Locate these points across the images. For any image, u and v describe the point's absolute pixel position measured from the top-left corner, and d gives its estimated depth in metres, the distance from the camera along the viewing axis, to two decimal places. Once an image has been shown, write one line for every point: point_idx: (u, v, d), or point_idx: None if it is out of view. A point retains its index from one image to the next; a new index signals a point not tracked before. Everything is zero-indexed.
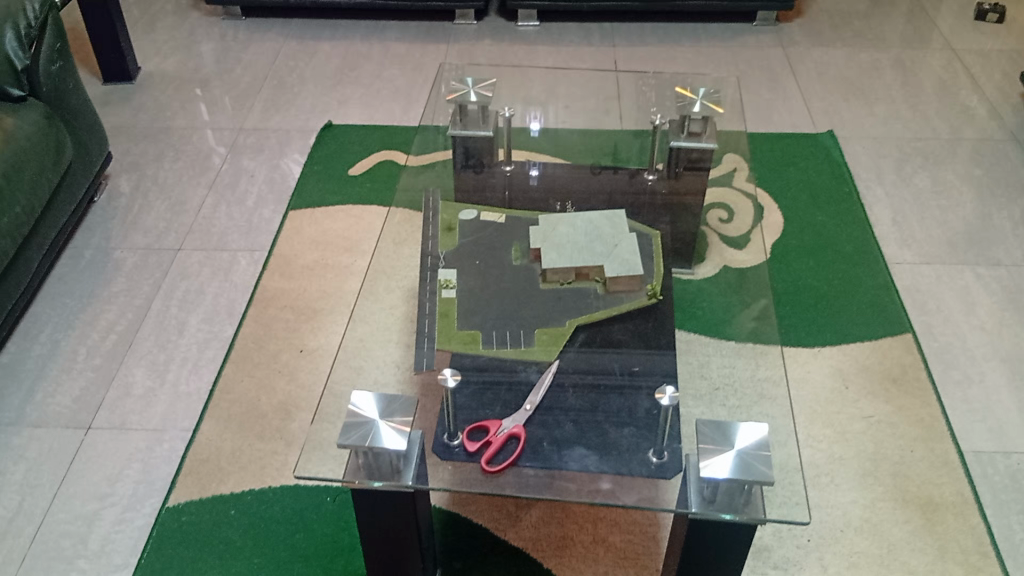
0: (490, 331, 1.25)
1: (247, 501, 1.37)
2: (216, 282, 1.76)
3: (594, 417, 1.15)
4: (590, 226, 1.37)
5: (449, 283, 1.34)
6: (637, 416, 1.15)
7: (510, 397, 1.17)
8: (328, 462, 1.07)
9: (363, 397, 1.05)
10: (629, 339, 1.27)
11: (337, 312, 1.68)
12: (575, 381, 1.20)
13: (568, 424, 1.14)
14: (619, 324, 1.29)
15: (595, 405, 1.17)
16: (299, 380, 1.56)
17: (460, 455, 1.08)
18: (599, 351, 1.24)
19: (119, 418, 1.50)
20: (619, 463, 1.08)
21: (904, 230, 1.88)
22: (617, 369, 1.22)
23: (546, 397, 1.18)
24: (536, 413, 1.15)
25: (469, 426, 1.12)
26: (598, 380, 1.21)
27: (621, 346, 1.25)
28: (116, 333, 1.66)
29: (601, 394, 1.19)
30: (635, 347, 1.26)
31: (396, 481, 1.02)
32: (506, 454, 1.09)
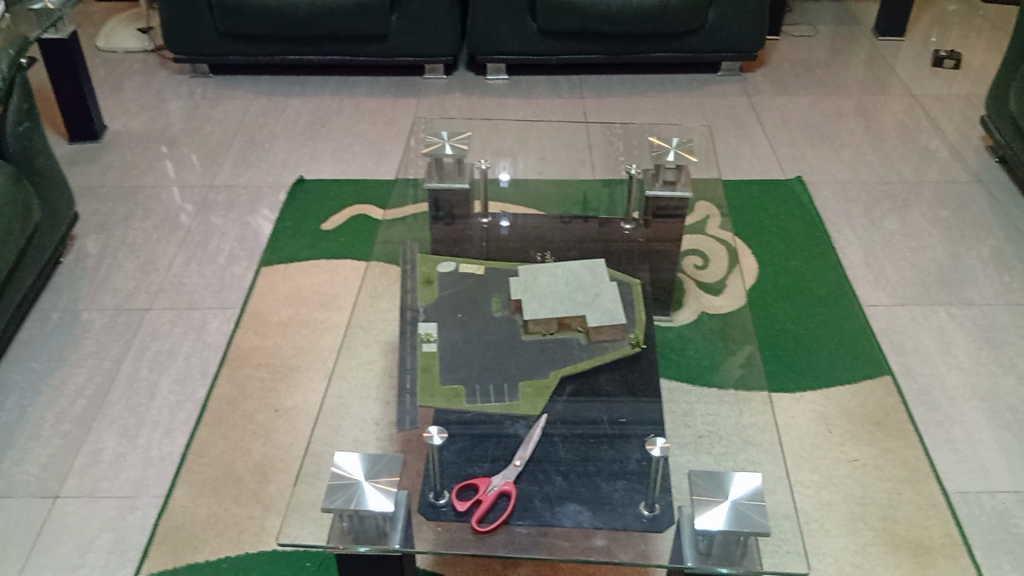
0: (474, 384, 1.23)
1: (223, 568, 1.32)
2: (189, 342, 1.72)
3: (586, 471, 1.13)
4: (570, 276, 1.37)
5: (430, 337, 1.32)
6: (629, 468, 1.13)
7: (498, 453, 1.15)
8: (309, 526, 1.04)
9: (347, 458, 1.02)
10: (617, 390, 1.25)
11: (314, 369, 1.65)
12: (565, 435, 1.18)
13: (560, 479, 1.11)
14: (605, 373, 1.27)
15: (586, 458, 1.15)
16: (275, 440, 1.52)
17: (450, 515, 1.05)
18: (588, 403, 1.22)
19: (88, 485, 1.45)
20: (613, 517, 1.06)
21: (876, 273, 1.90)
22: (606, 421, 1.20)
23: (535, 452, 1.15)
24: (526, 468, 1.12)
25: (457, 484, 1.09)
26: (588, 434, 1.19)
27: (609, 396, 1.24)
28: (85, 397, 1.61)
29: (592, 446, 1.17)
30: (623, 397, 1.24)
31: (382, 546, 0.99)
32: (498, 513, 1.06)
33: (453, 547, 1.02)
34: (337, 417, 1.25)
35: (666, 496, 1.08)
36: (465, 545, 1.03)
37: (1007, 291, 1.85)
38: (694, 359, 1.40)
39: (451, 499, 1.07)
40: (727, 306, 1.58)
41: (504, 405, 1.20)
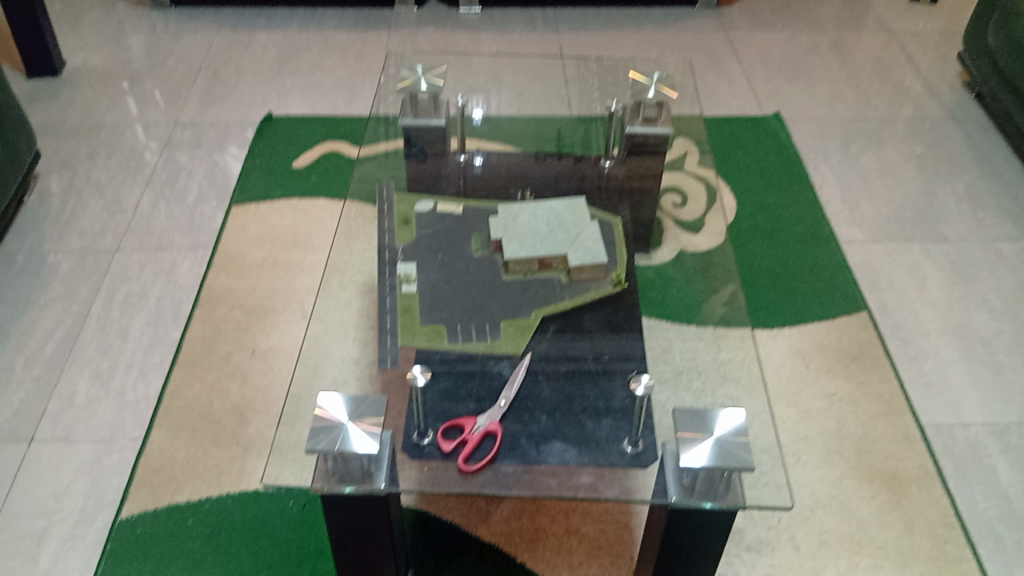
0: (454, 324, 1.23)
1: (204, 509, 1.31)
2: (160, 284, 1.69)
3: (570, 410, 1.13)
4: (551, 215, 1.35)
5: (410, 278, 1.31)
6: (614, 407, 1.14)
7: (483, 393, 1.15)
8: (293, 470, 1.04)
9: (330, 398, 1.00)
10: (600, 329, 1.26)
11: (289, 310, 1.63)
12: (550, 374, 1.18)
13: (545, 418, 1.12)
14: (588, 314, 1.27)
15: (570, 397, 1.15)
16: (253, 382, 1.50)
17: (435, 456, 1.05)
18: (571, 343, 1.23)
19: (63, 429, 1.43)
20: (598, 455, 1.07)
21: (852, 209, 1.90)
22: (590, 360, 1.21)
23: (520, 391, 1.15)
24: (511, 408, 1.12)
25: (442, 425, 1.09)
26: (572, 373, 1.19)
27: (593, 335, 1.25)
28: (55, 341, 1.57)
29: (576, 385, 1.17)
30: (606, 336, 1.25)
31: (368, 487, 0.98)
32: (483, 453, 1.05)
33: (437, 486, 1.02)
34: (316, 358, 1.24)
35: (651, 435, 1.08)
36: (450, 485, 1.02)
37: (981, 227, 1.86)
38: (677, 300, 1.42)
39: (435, 438, 1.08)
40: (708, 245, 1.57)
41: (486, 345, 1.20)
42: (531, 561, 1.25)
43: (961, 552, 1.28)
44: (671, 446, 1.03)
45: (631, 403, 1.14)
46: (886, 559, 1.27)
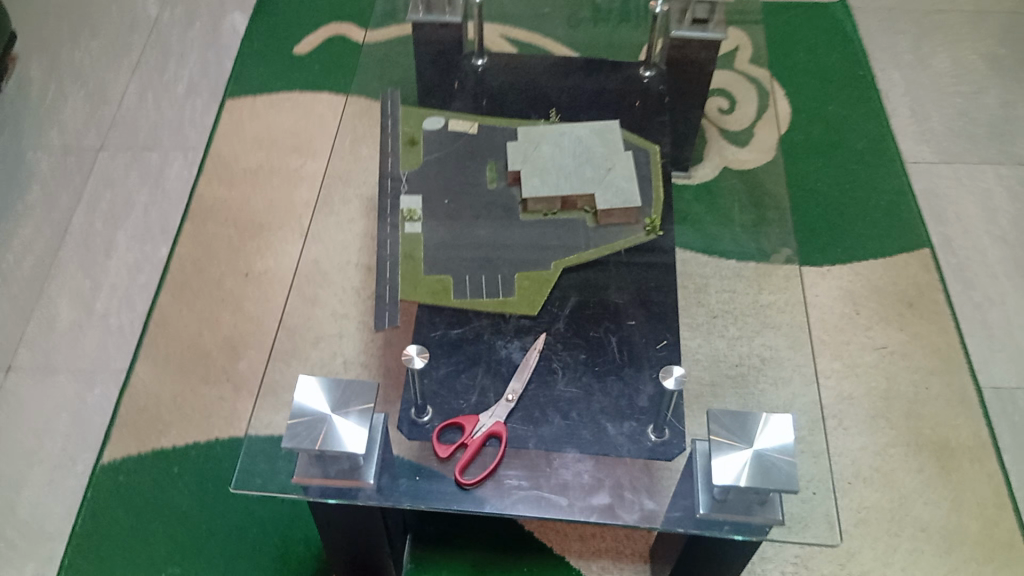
0: (462, 275, 1.08)
1: (192, 457, 1.22)
2: (147, 192, 1.54)
3: (586, 409, 0.99)
4: (577, 145, 1.15)
5: (414, 215, 1.14)
6: (639, 407, 0.99)
7: (487, 380, 1.01)
8: (265, 461, 0.89)
9: (308, 382, 0.87)
10: (627, 304, 1.10)
11: (287, 227, 1.48)
12: (567, 365, 1.03)
13: (558, 420, 0.97)
14: (614, 285, 1.11)
15: (588, 393, 1.01)
16: (246, 311, 1.37)
17: (427, 461, 0.90)
18: (592, 326, 1.08)
19: (42, 358, 1.32)
20: (619, 472, 0.92)
21: (920, 123, 1.68)
22: (614, 346, 1.06)
23: (531, 382, 1.01)
24: (519, 405, 0.98)
25: (438, 424, 0.94)
26: (593, 360, 1.04)
27: (619, 313, 1.09)
28: (33, 255, 1.45)
29: (596, 376, 1.03)
30: (636, 313, 1.10)
31: (353, 500, 0.85)
32: (485, 460, 0.91)
33: (433, 500, 0.87)
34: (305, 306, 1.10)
35: (673, 448, 0.94)
36: (442, 500, 0.87)
37: None
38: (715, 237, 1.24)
39: (436, 417, 0.97)
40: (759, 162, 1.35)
41: (498, 304, 1.06)
42: (541, 531, 1.16)
43: (1013, 537, 1.16)
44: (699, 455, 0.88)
45: (658, 400, 0.99)
46: (928, 542, 1.15)
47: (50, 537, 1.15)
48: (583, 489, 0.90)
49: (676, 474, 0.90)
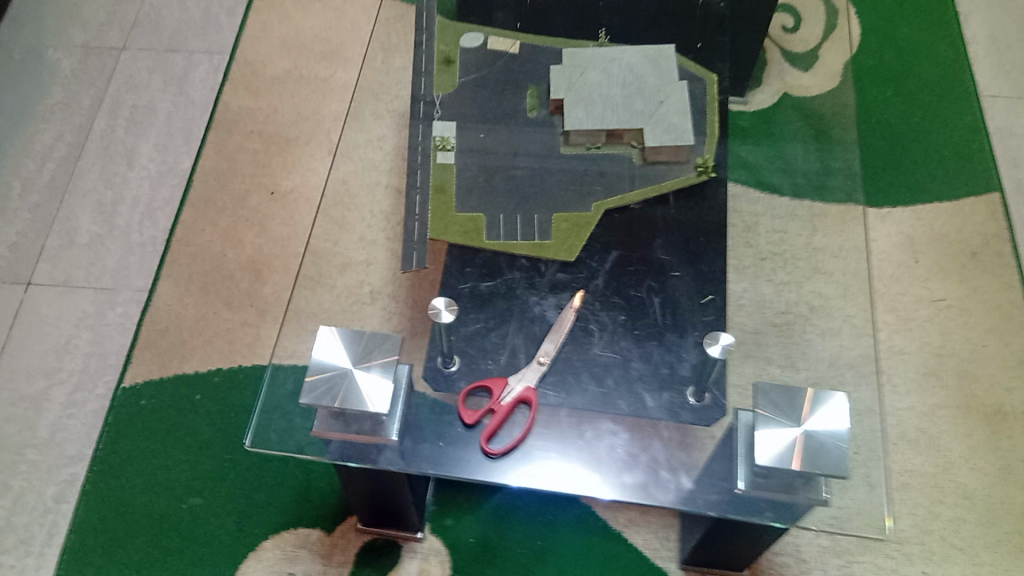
0: (496, 214, 0.99)
1: (215, 384, 1.19)
2: (170, 98, 1.47)
3: (624, 376, 0.90)
4: (629, 74, 1.05)
5: (446, 144, 1.05)
6: (681, 377, 0.91)
7: (518, 339, 0.93)
8: (281, 418, 0.85)
9: (328, 334, 0.82)
10: (676, 260, 1.00)
11: (315, 143, 1.40)
12: (605, 327, 0.94)
13: (593, 387, 0.89)
14: (661, 238, 1.01)
15: (626, 359, 0.92)
16: (271, 232, 1.32)
17: (451, 427, 0.85)
18: (635, 284, 0.98)
19: (63, 272, 1.29)
20: (655, 449, 0.85)
21: (1001, 52, 1.54)
22: (656, 306, 0.96)
23: (567, 341, 0.92)
24: (551, 369, 0.90)
25: (467, 386, 0.88)
26: (634, 323, 0.95)
27: (665, 271, 0.99)
28: (53, 162, 1.40)
29: (637, 341, 0.93)
30: (683, 271, 0.99)
31: (373, 464, 0.82)
32: (513, 428, 0.85)
33: (456, 469, 0.82)
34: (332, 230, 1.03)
35: (717, 419, 0.86)
36: (467, 472, 0.82)
37: None
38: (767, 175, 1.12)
39: (463, 366, 0.90)
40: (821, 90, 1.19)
41: (534, 247, 0.97)
42: None
43: None
44: (743, 431, 0.83)
45: (701, 371, 0.90)
46: (972, 512, 1.10)
47: (70, 460, 1.14)
48: (614, 463, 0.83)
49: (722, 455, 0.83)
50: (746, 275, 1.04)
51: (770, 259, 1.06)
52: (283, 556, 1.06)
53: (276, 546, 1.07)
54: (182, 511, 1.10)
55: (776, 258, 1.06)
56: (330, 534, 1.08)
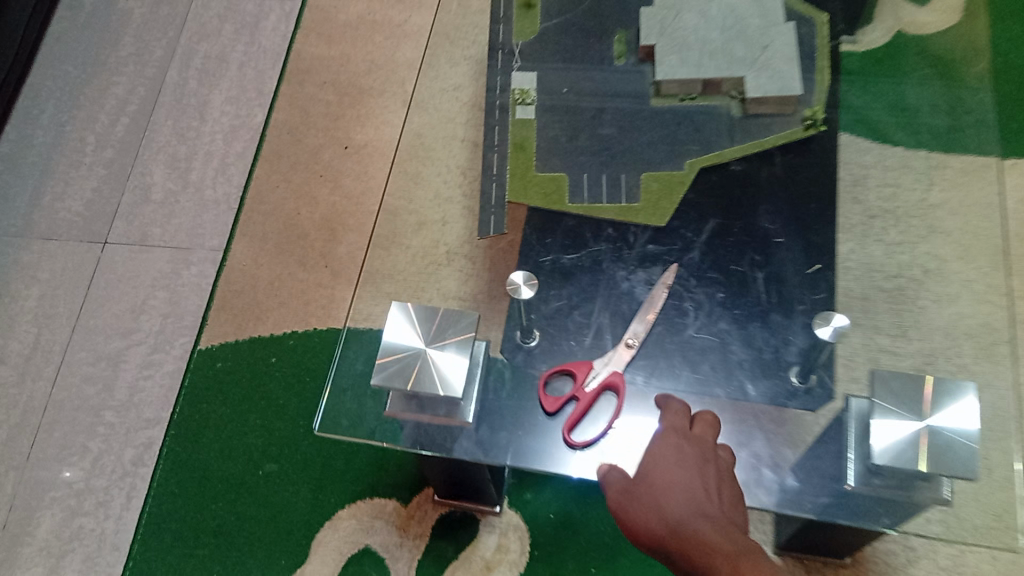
0: (581, 175, 0.91)
1: (290, 347, 1.16)
2: (241, 48, 1.42)
3: (721, 362, 0.82)
4: (729, 14, 0.94)
5: (526, 96, 0.97)
6: (784, 363, 0.82)
7: (605, 317, 0.85)
8: (352, 398, 0.80)
9: (397, 314, 0.77)
10: (781, 229, 0.90)
11: (389, 93, 1.34)
12: (700, 307, 0.85)
13: (686, 372, 0.82)
14: (766, 203, 0.91)
15: (726, 344, 0.83)
16: (346, 189, 1.27)
17: (532, 415, 0.79)
18: (735, 257, 0.88)
19: (138, 231, 1.27)
20: (759, 445, 0.77)
21: None
22: (759, 283, 0.87)
23: (659, 319, 0.84)
24: (640, 351, 0.82)
25: (549, 369, 0.81)
26: (735, 302, 0.86)
27: (770, 241, 0.89)
28: (127, 117, 1.37)
29: (736, 321, 0.85)
30: (791, 243, 0.89)
31: (447, 453, 0.77)
32: (598, 416, 0.78)
33: (536, 462, 0.77)
34: (408, 186, 0.94)
35: (826, 411, 0.79)
36: (547, 464, 0.77)
37: None
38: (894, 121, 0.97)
39: (543, 342, 0.84)
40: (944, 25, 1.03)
41: (621, 210, 0.89)
42: None
43: None
44: (854, 426, 0.76)
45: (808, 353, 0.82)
46: None
47: (149, 424, 1.13)
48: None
49: (832, 453, 0.76)
50: (853, 234, 0.91)
51: (881, 217, 0.93)
52: (359, 526, 1.03)
53: (352, 516, 1.04)
54: (258, 478, 1.08)
55: (887, 216, 0.93)
56: (406, 506, 1.05)
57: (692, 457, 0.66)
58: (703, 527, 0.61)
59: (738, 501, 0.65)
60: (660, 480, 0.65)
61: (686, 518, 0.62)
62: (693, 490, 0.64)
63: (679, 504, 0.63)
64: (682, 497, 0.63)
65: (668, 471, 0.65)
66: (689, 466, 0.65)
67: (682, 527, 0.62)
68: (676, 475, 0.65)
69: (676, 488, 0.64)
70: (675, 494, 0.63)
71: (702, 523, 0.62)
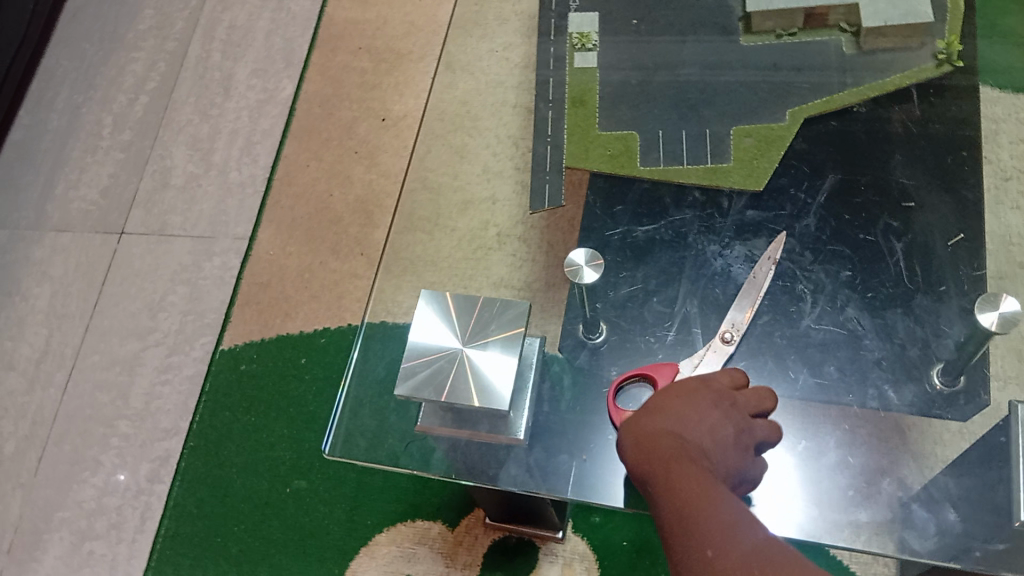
0: (655, 130, 0.74)
1: (321, 347, 1.01)
2: (269, 15, 1.28)
3: (850, 360, 0.65)
4: None
5: (587, 39, 0.79)
6: (929, 356, 0.64)
7: (692, 305, 0.68)
8: (371, 415, 0.66)
9: (428, 310, 0.62)
10: (920, 186, 0.71)
11: (430, 57, 1.19)
12: (820, 290, 0.68)
13: (806, 376, 0.65)
14: (898, 156, 0.72)
15: (856, 337, 0.66)
16: (382, 166, 1.12)
17: (601, 435, 0.64)
18: (863, 224, 0.70)
19: (157, 220, 1.14)
20: (905, 470, 0.60)
21: None
22: (897, 256, 0.68)
23: (764, 309, 0.67)
24: (741, 346, 0.65)
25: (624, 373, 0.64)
26: (865, 282, 0.68)
27: (906, 202, 0.70)
28: (146, 95, 1.25)
29: (868, 308, 0.67)
30: (936, 202, 0.70)
31: (491, 483, 0.63)
32: None
33: (608, 494, 0.61)
34: (453, 160, 0.78)
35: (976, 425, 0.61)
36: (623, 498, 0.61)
37: None
38: None
39: (612, 338, 0.69)
40: None
41: (706, 173, 0.72)
42: None
43: None
44: (1023, 444, 0.59)
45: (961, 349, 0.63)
46: None
47: (166, 435, 1.00)
48: (841, 496, 0.59)
49: (999, 480, 0.59)
50: (988, 201, 0.70)
51: (1021, 178, 0.71)
52: (400, 554, 0.88)
53: (392, 541, 0.89)
54: (286, 497, 0.93)
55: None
56: (454, 529, 0.89)
57: (707, 392, 0.54)
58: (665, 440, 0.51)
59: (744, 455, 0.52)
60: (655, 403, 0.54)
61: (658, 435, 0.51)
62: (685, 417, 0.52)
63: (654, 421, 0.53)
64: (669, 421, 0.52)
65: (668, 398, 0.54)
66: (694, 397, 0.54)
67: (647, 441, 0.51)
68: (672, 402, 0.54)
69: (663, 411, 0.53)
70: (657, 415, 0.53)
71: (668, 437, 0.51)
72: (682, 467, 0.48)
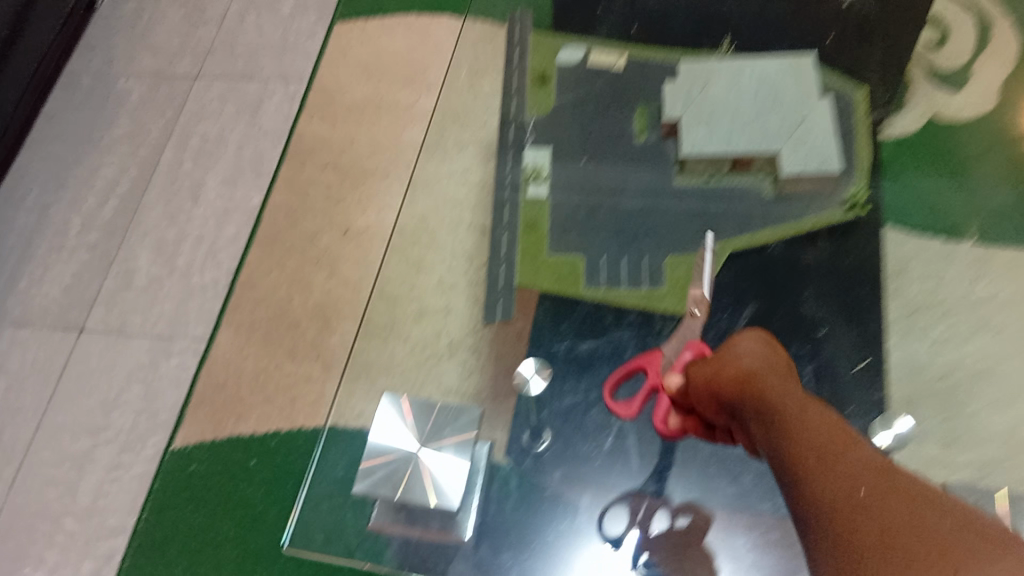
0: (598, 256, 0.82)
1: (272, 449, 1.05)
2: (241, 129, 1.36)
3: None
4: (762, 86, 0.84)
5: (540, 172, 0.87)
6: None
7: None
8: (329, 510, 0.70)
9: (388, 413, 0.67)
10: (830, 316, 0.79)
11: (392, 175, 1.27)
12: None
13: (728, 487, 0.71)
14: (810, 289, 0.81)
15: None
16: (341, 276, 1.18)
17: (542, 535, 0.69)
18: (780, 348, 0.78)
19: (118, 318, 1.18)
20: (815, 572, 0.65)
21: None
22: (808, 379, 0.76)
23: None
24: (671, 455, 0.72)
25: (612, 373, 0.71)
26: None
27: (817, 330, 0.79)
28: (116, 198, 1.30)
29: None
30: (844, 331, 0.79)
31: None
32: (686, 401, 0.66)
33: None
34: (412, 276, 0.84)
35: None
36: None
37: None
38: (943, 206, 0.87)
39: (556, 445, 0.74)
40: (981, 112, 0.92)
41: (643, 298, 0.80)
42: None
43: None
44: None
45: None
46: None
47: (112, 532, 1.01)
48: None
49: None
50: (896, 330, 0.79)
51: (923, 311, 0.80)
52: None
53: None
54: None
55: (932, 309, 0.80)
56: None
57: (778, 352, 0.53)
58: (768, 380, 0.48)
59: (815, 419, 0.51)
60: (736, 347, 0.52)
61: (755, 371, 0.49)
62: (770, 356, 0.51)
63: (745, 361, 0.50)
64: (757, 364, 0.50)
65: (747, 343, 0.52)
66: (772, 351, 0.52)
67: (749, 376, 0.49)
68: (752, 348, 0.52)
69: (749, 354, 0.51)
70: (746, 356, 0.51)
71: (769, 377, 0.49)
72: (814, 418, 0.44)
